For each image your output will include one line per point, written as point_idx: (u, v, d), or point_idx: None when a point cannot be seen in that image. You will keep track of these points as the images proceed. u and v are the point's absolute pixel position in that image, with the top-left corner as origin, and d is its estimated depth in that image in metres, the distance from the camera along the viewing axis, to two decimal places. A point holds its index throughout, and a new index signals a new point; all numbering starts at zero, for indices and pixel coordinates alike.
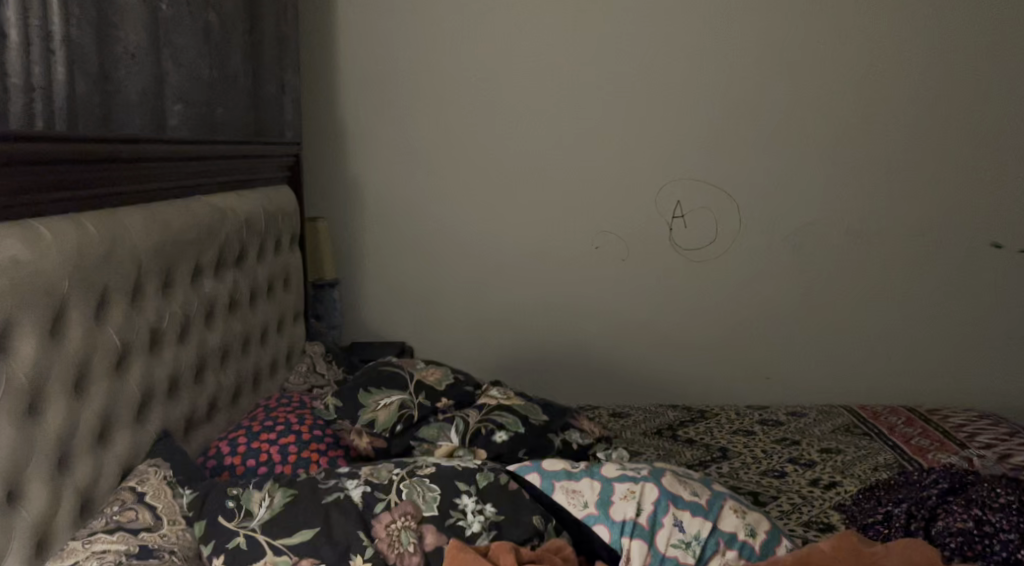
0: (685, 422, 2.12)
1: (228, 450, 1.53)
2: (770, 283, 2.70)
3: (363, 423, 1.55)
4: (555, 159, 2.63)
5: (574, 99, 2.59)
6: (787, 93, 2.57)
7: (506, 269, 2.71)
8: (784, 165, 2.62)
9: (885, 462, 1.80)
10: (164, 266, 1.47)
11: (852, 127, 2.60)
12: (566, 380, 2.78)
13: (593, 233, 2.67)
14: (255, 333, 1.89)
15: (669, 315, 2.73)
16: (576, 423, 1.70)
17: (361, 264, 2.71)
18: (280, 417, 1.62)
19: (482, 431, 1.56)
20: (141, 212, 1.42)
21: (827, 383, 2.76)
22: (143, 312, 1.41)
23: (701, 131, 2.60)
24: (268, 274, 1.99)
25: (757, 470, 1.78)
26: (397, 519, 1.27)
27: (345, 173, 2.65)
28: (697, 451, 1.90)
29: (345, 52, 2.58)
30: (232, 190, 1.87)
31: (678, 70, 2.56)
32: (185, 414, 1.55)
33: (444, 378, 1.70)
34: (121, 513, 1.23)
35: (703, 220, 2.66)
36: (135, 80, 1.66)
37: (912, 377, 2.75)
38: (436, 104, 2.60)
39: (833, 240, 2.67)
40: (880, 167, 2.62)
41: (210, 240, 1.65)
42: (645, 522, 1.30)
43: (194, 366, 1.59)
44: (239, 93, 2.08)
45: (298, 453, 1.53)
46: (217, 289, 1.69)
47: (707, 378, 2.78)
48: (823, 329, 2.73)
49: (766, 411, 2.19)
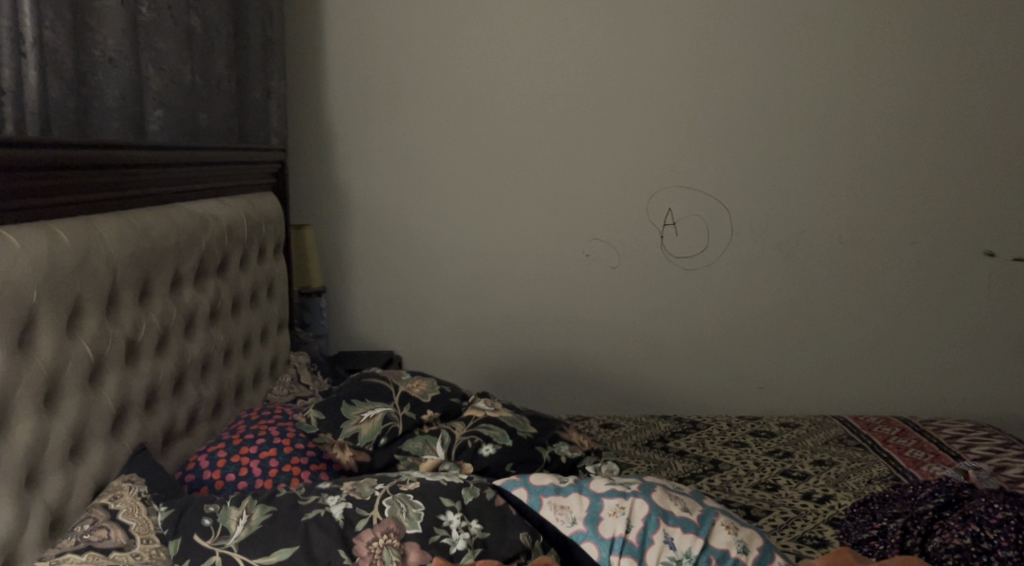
0: (676, 433, 2.08)
1: (207, 464, 1.50)
2: (761, 292, 2.67)
3: (346, 436, 1.50)
4: (549, 162, 2.60)
5: (566, 105, 2.56)
6: (780, 99, 2.55)
7: (496, 276, 2.67)
8: (775, 173, 2.60)
9: (879, 474, 1.77)
10: (142, 275, 1.43)
11: (846, 133, 2.57)
12: (556, 389, 2.75)
13: (584, 240, 2.64)
14: (238, 343, 1.85)
15: (659, 324, 2.70)
16: (565, 435, 1.66)
17: (348, 271, 2.68)
18: (262, 430, 1.59)
19: (468, 444, 1.53)
20: (117, 220, 1.38)
21: (818, 392, 2.74)
22: (119, 322, 1.37)
23: (692, 138, 2.57)
24: (251, 283, 1.95)
25: (750, 483, 1.74)
26: (379, 537, 1.24)
27: (333, 180, 2.62)
28: (689, 463, 1.87)
29: (334, 57, 2.54)
30: (214, 196, 1.83)
31: (670, 76, 2.54)
32: (164, 427, 1.51)
33: (431, 390, 1.65)
34: (92, 533, 1.19)
35: (694, 228, 2.63)
36: (113, 84, 1.62)
37: (905, 386, 2.72)
38: (427, 106, 2.57)
39: (824, 249, 2.64)
40: (875, 174, 2.60)
41: (191, 248, 1.61)
42: (634, 539, 1.26)
43: (173, 377, 1.55)
44: (223, 98, 2.05)
45: (279, 467, 1.50)
46: (197, 298, 1.65)
47: (701, 389, 2.75)
48: (814, 339, 2.70)
49: (758, 422, 2.16)
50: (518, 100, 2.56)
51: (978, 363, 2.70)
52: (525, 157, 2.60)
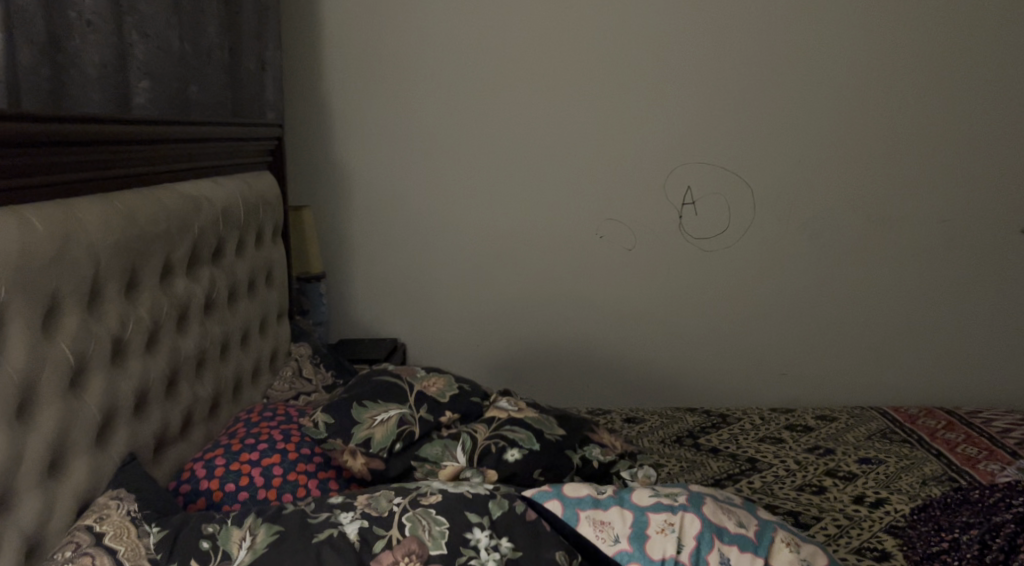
0: (706, 428, 1.95)
1: (204, 473, 1.36)
2: (785, 275, 2.53)
3: (357, 441, 1.36)
4: (563, 137, 2.44)
5: (580, 77, 2.40)
6: (810, 70, 2.39)
7: (506, 259, 2.53)
8: (803, 148, 2.44)
9: (933, 475, 1.65)
10: (128, 265, 1.27)
11: (878, 105, 2.42)
12: (568, 377, 2.61)
13: (598, 221, 2.49)
14: (235, 335, 1.70)
15: (678, 309, 2.56)
16: (597, 436, 1.52)
17: (351, 255, 2.53)
18: (263, 434, 1.45)
19: (492, 448, 1.39)
20: (99, 203, 1.23)
21: (845, 379, 2.60)
22: (103, 318, 1.21)
23: (715, 111, 2.42)
24: (249, 269, 1.79)
25: (793, 485, 1.62)
26: (400, 560, 1.10)
27: (333, 158, 2.46)
28: (724, 462, 1.74)
29: (333, 27, 2.38)
30: (206, 175, 1.67)
31: (693, 47, 2.38)
32: (157, 432, 1.36)
33: (449, 388, 1.50)
34: (75, 561, 1.05)
35: (716, 207, 2.48)
36: (93, 50, 1.46)
37: (936, 372, 2.59)
38: (434, 78, 2.40)
39: (853, 228, 2.50)
40: (908, 149, 2.45)
41: (183, 233, 1.46)
42: (687, 561, 1.13)
43: (166, 376, 1.39)
44: (214, 69, 1.88)
45: (284, 475, 1.37)
46: (191, 288, 1.50)
47: (721, 375, 2.61)
48: (841, 323, 2.56)
49: (793, 415, 2.02)
50: (529, 71, 2.40)
51: (1013, 348, 2.57)
52: (537, 132, 2.44)
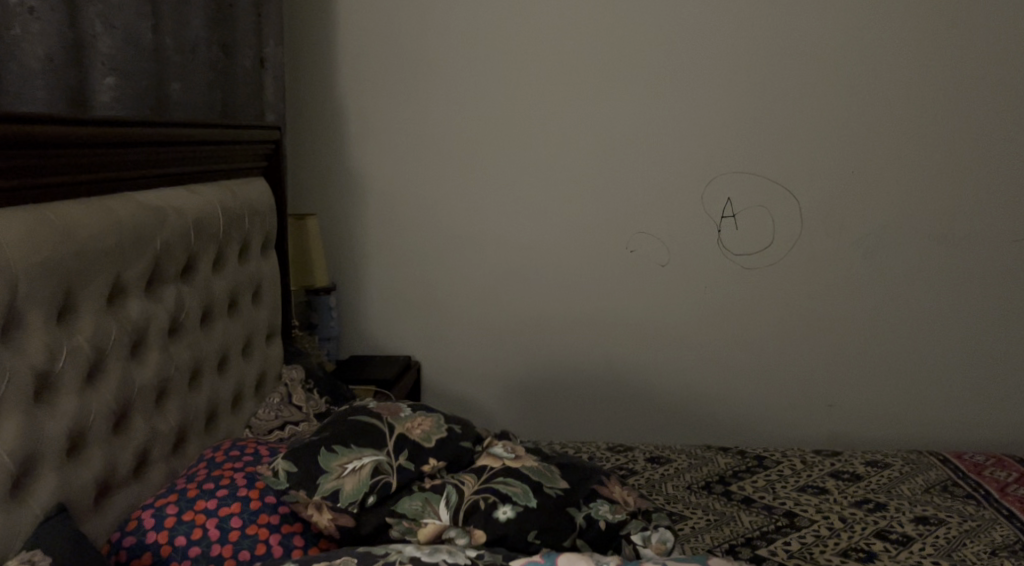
0: (738, 473, 1.72)
1: (152, 523, 1.19)
2: (832, 297, 2.28)
3: (323, 495, 1.17)
4: (586, 143, 2.24)
5: (605, 81, 2.20)
6: (861, 70, 2.15)
7: (524, 275, 2.33)
8: (853, 159, 2.20)
9: (1003, 544, 1.41)
10: (61, 289, 1.11)
11: (940, 109, 2.16)
12: (592, 403, 2.40)
13: (627, 235, 2.28)
14: (210, 360, 1.53)
15: (712, 332, 2.33)
16: (607, 490, 1.31)
17: (358, 268, 2.36)
18: (224, 477, 1.28)
19: (480, 505, 1.19)
20: (30, 218, 1.07)
21: (901, 413, 2.34)
22: (21, 349, 1.04)
23: (755, 118, 2.19)
24: (230, 286, 1.63)
25: (837, 550, 1.39)
26: None
27: (339, 165, 2.29)
28: (757, 516, 1.51)
29: (341, 24, 2.21)
30: (180, 182, 1.51)
31: (729, 50, 2.16)
32: (99, 475, 1.19)
33: (436, 432, 1.31)
34: None
35: (759, 221, 2.24)
36: (35, 42, 1.33)
37: (1005, 408, 2.31)
38: (447, 80, 2.22)
39: (909, 248, 2.24)
40: (972, 160, 2.19)
41: (141, 248, 1.29)
42: None
43: (115, 411, 1.23)
44: (199, 67, 1.72)
45: (241, 529, 1.19)
46: (151, 309, 1.33)
47: (761, 405, 2.37)
48: (897, 351, 2.31)
49: (840, 460, 1.78)
50: (550, 73, 2.21)
51: None
52: (557, 137, 2.24)
